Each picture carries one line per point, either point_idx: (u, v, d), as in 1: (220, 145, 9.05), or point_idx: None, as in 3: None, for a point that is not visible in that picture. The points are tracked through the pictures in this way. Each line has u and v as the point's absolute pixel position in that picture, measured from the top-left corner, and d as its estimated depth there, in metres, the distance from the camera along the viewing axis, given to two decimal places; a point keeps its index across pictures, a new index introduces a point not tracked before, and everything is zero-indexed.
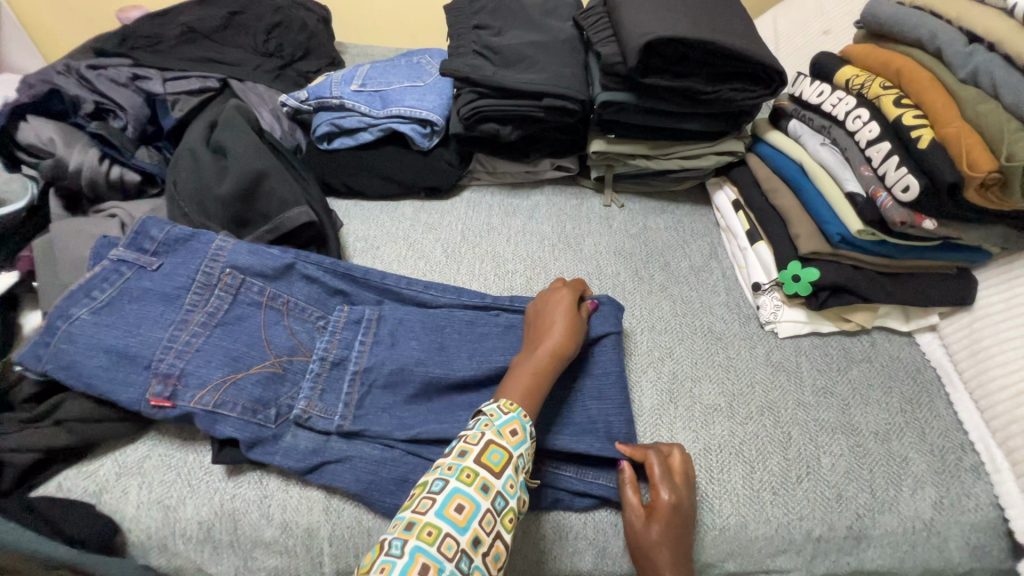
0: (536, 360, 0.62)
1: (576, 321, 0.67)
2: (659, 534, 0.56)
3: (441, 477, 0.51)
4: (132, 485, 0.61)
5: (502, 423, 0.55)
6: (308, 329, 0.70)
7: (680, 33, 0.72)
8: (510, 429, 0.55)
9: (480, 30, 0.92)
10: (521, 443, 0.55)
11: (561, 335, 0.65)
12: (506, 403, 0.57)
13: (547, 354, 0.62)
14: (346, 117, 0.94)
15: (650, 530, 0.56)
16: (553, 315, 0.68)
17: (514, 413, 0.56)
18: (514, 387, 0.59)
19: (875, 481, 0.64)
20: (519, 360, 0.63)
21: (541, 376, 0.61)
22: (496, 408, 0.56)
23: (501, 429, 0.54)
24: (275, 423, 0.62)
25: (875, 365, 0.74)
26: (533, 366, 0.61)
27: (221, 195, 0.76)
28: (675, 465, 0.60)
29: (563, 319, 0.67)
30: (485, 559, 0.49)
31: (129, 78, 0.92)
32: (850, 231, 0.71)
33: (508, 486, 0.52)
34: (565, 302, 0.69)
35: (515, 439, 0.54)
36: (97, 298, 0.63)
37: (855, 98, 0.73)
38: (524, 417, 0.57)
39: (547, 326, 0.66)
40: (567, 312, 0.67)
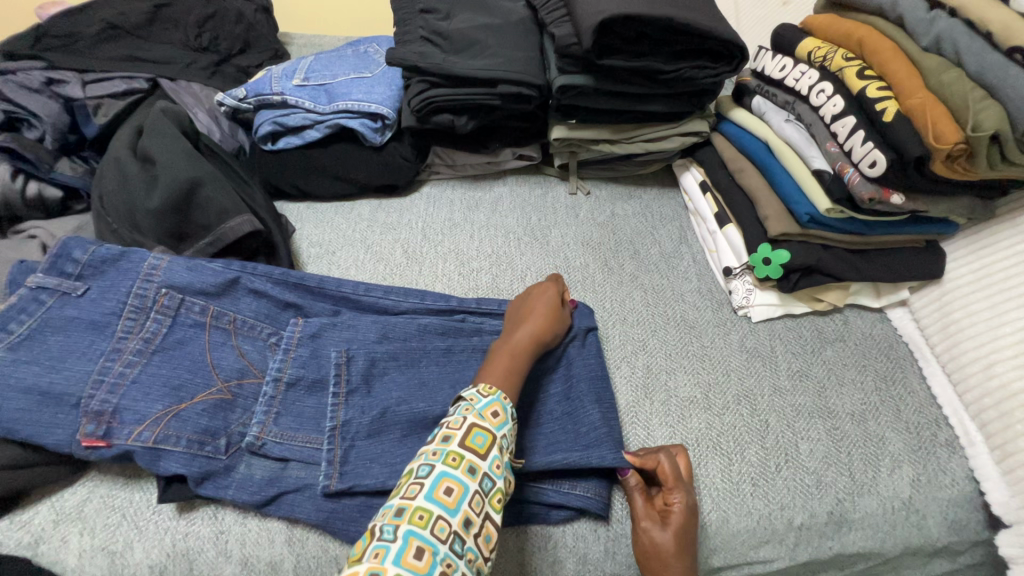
0: (516, 345, 0.61)
1: (558, 311, 0.67)
2: (670, 542, 0.54)
3: (428, 461, 0.48)
4: (72, 532, 0.56)
5: (483, 406, 0.52)
6: (259, 347, 0.66)
7: (635, 10, 0.68)
8: (492, 411, 0.53)
9: (427, 14, 0.86)
10: (503, 425, 0.53)
11: (543, 324, 0.64)
12: (486, 387, 0.55)
13: (528, 340, 0.62)
14: (290, 114, 0.88)
15: (659, 538, 0.55)
16: (535, 304, 0.67)
17: (494, 395, 0.54)
18: (493, 370, 0.58)
19: (854, 463, 0.63)
20: (498, 342, 0.62)
21: (520, 362, 0.60)
22: (475, 392, 0.54)
23: (482, 412, 0.52)
24: (227, 454, 0.58)
25: (849, 344, 0.73)
26: (512, 352, 0.60)
27: (152, 208, 0.70)
28: (685, 469, 0.59)
29: (546, 308, 0.66)
30: (477, 540, 0.46)
31: (43, 83, 0.84)
32: (818, 210, 0.69)
33: (495, 466, 0.50)
34: (550, 293, 0.68)
35: (497, 420, 0.52)
36: (13, 332, 0.57)
37: (818, 71, 0.71)
38: (505, 400, 0.55)
39: (528, 314, 0.65)
40: (552, 301, 0.67)
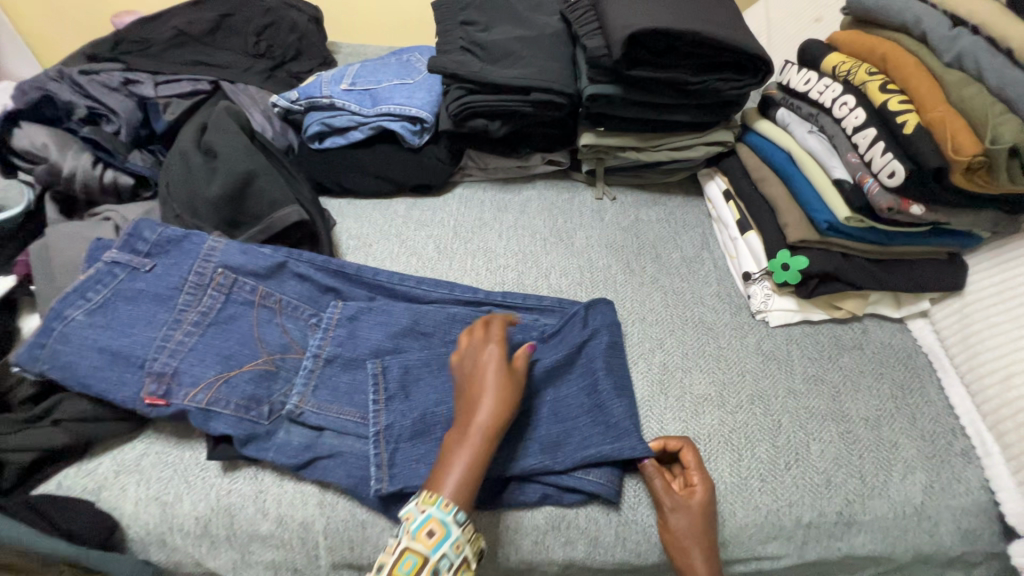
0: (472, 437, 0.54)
1: (512, 391, 0.58)
2: (692, 527, 0.58)
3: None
4: (131, 482, 0.63)
5: (417, 526, 0.50)
6: (300, 327, 0.71)
7: (663, 24, 0.72)
8: (428, 530, 0.50)
9: (467, 26, 0.92)
10: (443, 542, 0.50)
11: (501, 403, 0.56)
12: (424, 500, 0.52)
13: (476, 428, 0.55)
14: (336, 116, 0.95)
15: (684, 524, 0.58)
16: (477, 379, 0.58)
17: (433, 507, 0.51)
18: (445, 474, 0.53)
19: (865, 467, 0.64)
20: (450, 433, 0.56)
21: (478, 461, 0.54)
22: (412, 509, 0.52)
23: (416, 533, 0.50)
24: (268, 419, 0.63)
25: (866, 352, 0.74)
26: (468, 445, 0.54)
27: (212, 196, 0.77)
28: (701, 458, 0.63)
29: (493, 386, 0.57)
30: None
31: (121, 83, 0.93)
32: (838, 218, 0.71)
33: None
34: (491, 363, 0.59)
35: (432, 541, 0.50)
36: (91, 299, 0.64)
37: (841, 84, 0.73)
38: (450, 509, 0.51)
39: (474, 393, 0.57)
40: (496, 373, 0.58)
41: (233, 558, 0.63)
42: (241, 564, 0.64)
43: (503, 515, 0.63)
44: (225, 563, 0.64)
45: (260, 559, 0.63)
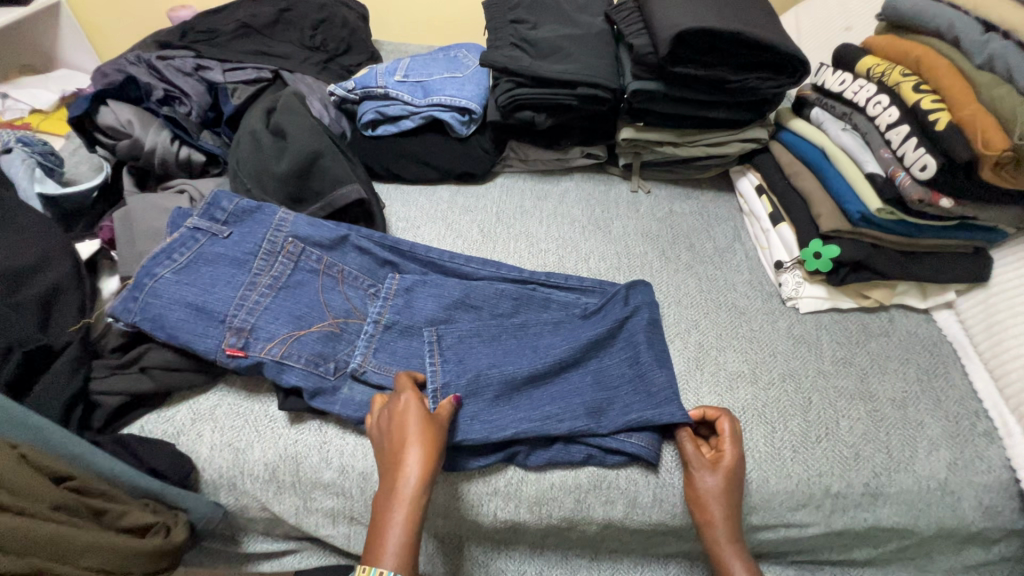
0: (399, 502, 0.54)
1: (436, 435, 0.59)
2: (718, 488, 0.62)
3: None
4: (206, 429, 0.68)
5: None
6: (361, 295, 0.76)
7: (709, 24, 0.77)
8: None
9: (517, 24, 0.98)
10: None
11: (427, 460, 0.56)
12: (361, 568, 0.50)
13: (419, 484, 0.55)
14: (390, 105, 1.00)
15: (711, 485, 0.62)
16: (398, 435, 0.58)
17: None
18: (386, 536, 0.53)
19: (892, 442, 0.67)
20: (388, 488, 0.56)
21: (414, 520, 0.54)
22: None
23: None
24: (334, 375, 0.68)
25: (893, 339, 0.78)
26: (399, 509, 0.54)
27: (280, 172, 0.83)
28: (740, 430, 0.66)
29: (415, 432, 0.57)
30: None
31: (193, 68, 1.00)
32: (869, 209, 0.75)
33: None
34: (412, 416, 0.59)
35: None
36: (177, 260, 0.70)
37: (876, 85, 0.77)
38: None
39: (395, 450, 0.57)
40: (417, 424, 0.58)
41: (296, 503, 0.68)
42: (302, 510, 0.69)
43: (549, 473, 0.67)
44: (288, 508, 0.69)
45: (321, 505, 0.68)
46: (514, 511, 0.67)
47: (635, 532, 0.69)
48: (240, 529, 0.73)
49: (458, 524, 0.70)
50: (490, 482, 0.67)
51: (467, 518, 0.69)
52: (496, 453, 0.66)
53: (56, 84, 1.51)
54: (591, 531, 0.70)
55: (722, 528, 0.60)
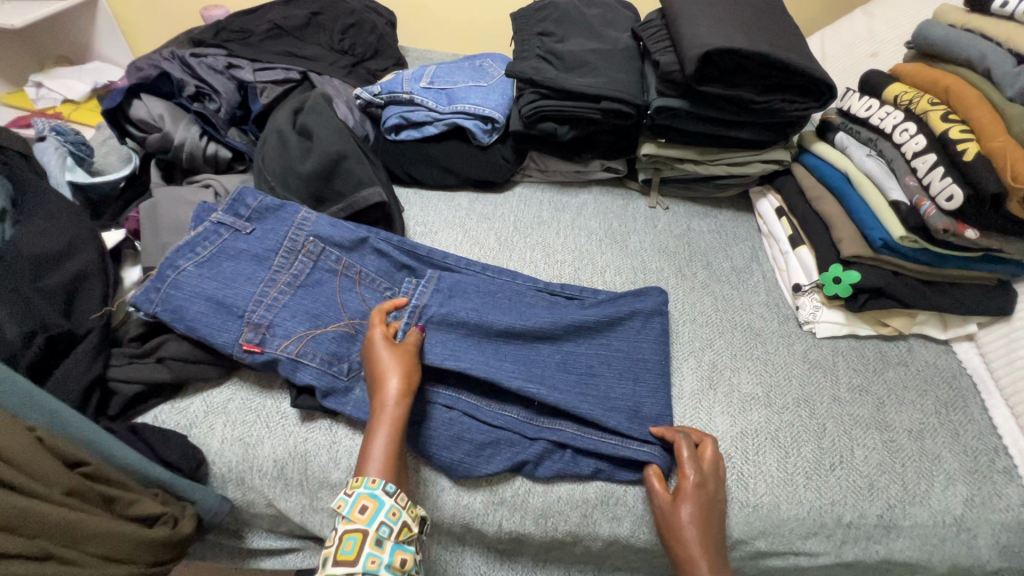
0: (382, 421, 0.59)
1: (408, 359, 0.64)
2: (693, 521, 0.59)
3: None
4: (218, 422, 0.69)
5: (350, 507, 0.52)
6: (377, 297, 0.77)
7: (736, 45, 0.77)
8: (360, 508, 0.52)
9: (544, 37, 0.99)
10: (375, 515, 0.52)
11: (399, 378, 0.61)
12: (352, 483, 0.54)
13: (395, 401, 0.60)
14: (414, 111, 1.01)
15: (687, 518, 0.59)
16: (377, 367, 0.63)
17: (361, 487, 0.54)
18: (372, 451, 0.57)
19: (908, 474, 0.66)
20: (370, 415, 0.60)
21: (395, 432, 0.58)
22: (341, 496, 0.53)
23: (349, 513, 0.52)
24: (347, 376, 0.68)
25: (911, 369, 0.76)
26: (383, 427, 0.58)
27: (304, 172, 0.84)
28: (714, 457, 0.64)
29: (389, 360, 0.63)
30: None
31: (225, 66, 1.02)
32: (892, 237, 0.74)
33: (371, 563, 0.49)
34: (387, 349, 0.64)
35: (367, 515, 0.52)
36: (199, 254, 0.71)
37: (903, 113, 0.77)
38: (373, 485, 0.54)
39: (375, 379, 0.62)
40: (390, 350, 0.64)
41: (302, 502, 0.68)
42: (308, 509, 0.69)
43: (556, 486, 0.67)
44: (294, 507, 0.69)
45: (326, 506, 0.68)
46: (519, 523, 0.67)
47: (640, 551, 0.68)
48: (244, 524, 0.73)
49: (462, 532, 0.69)
50: (496, 491, 0.67)
51: (471, 528, 0.68)
52: (505, 462, 0.66)
53: (88, 77, 1.54)
54: (596, 547, 0.69)
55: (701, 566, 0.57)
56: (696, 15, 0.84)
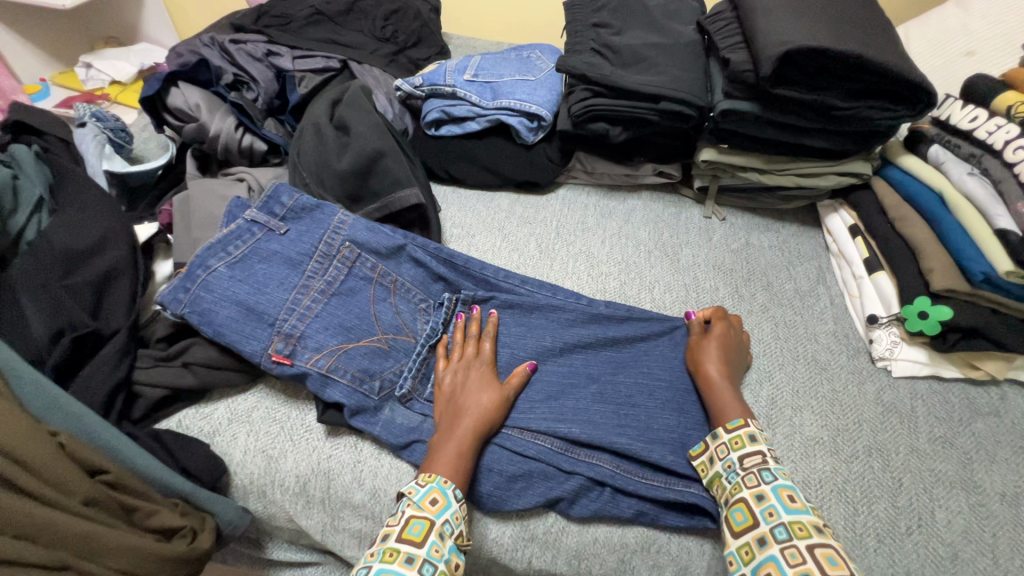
0: (460, 433, 0.59)
1: (505, 390, 0.64)
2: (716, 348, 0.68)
3: (366, 564, 0.49)
4: (241, 432, 0.66)
5: (421, 496, 0.54)
6: (411, 309, 0.73)
7: (823, 44, 0.68)
8: (431, 499, 0.54)
9: (600, 28, 0.91)
10: (445, 510, 0.53)
11: (488, 407, 0.62)
12: (425, 475, 0.55)
13: (474, 421, 0.60)
14: (456, 105, 0.95)
15: (711, 345, 0.68)
16: (469, 388, 0.64)
17: (434, 481, 0.55)
18: (442, 458, 0.57)
19: (1000, 548, 0.58)
20: (443, 428, 0.61)
21: (467, 450, 0.58)
22: (414, 484, 0.55)
23: (420, 502, 0.53)
24: (378, 395, 0.65)
25: (1004, 422, 0.67)
26: (459, 440, 0.59)
27: (341, 170, 0.80)
28: (737, 322, 0.74)
29: (481, 386, 0.64)
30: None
31: (264, 54, 0.99)
32: (997, 271, 0.64)
33: (434, 551, 0.50)
34: (484, 380, 0.65)
35: (436, 507, 0.53)
36: (231, 253, 0.68)
37: (1018, 126, 0.67)
38: (446, 484, 0.55)
39: (462, 399, 0.62)
40: (487, 376, 0.65)
41: (323, 521, 0.65)
42: (329, 528, 0.65)
43: (593, 527, 0.62)
44: (315, 524, 0.66)
45: (348, 526, 0.65)
46: (549, 563, 0.62)
47: None
48: (265, 535, 0.71)
49: (488, 566, 0.64)
50: (528, 527, 0.62)
51: (497, 563, 0.64)
52: (538, 498, 0.60)
53: (135, 57, 1.54)
54: None
55: (718, 365, 0.66)
56: (775, 8, 0.75)
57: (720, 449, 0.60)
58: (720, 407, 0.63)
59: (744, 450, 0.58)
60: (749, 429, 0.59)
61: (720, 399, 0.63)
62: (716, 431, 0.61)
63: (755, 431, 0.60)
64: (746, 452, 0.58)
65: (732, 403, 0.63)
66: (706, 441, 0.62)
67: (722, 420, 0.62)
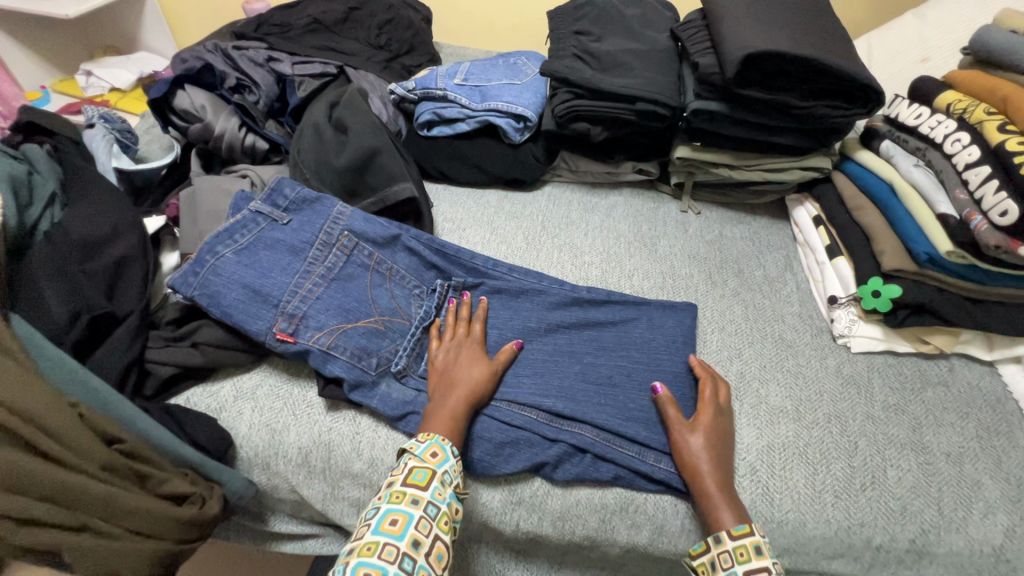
0: (453, 401, 0.64)
1: (492, 366, 0.69)
2: (697, 442, 0.63)
3: (375, 506, 0.54)
4: (246, 408, 0.71)
5: (423, 449, 0.58)
6: (406, 294, 0.78)
7: (781, 48, 0.75)
8: (431, 452, 0.58)
9: (581, 36, 0.98)
10: (445, 461, 0.58)
11: (477, 379, 0.67)
12: (424, 434, 0.60)
13: (465, 391, 0.65)
14: (447, 107, 1.01)
15: (695, 442, 0.63)
16: (460, 363, 0.69)
17: (432, 438, 0.60)
18: (438, 422, 0.62)
19: (944, 500, 0.64)
20: (436, 398, 0.65)
21: (460, 415, 0.63)
22: (415, 441, 0.60)
23: (422, 454, 0.58)
24: (375, 371, 0.69)
25: (951, 390, 0.73)
26: (452, 406, 0.64)
27: (340, 166, 0.85)
28: (721, 401, 0.69)
29: (472, 362, 0.69)
30: (428, 559, 0.51)
31: (265, 60, 1.05)
32: (938, 251, 0.71)
33: (437, 495, 0.55)
34: (475, 355, 0.70)
35: (437, 459, 0.58)
36: (238, 241, 0.73)
37: (956, 122, 0.74)
38: (445, 441, 0.60)
39: (455, 372, 0.68)
40: (477, 354, 0.70)
41: (324, 490, 0.70)
42: (330, 497, 0.70)
43: (575, 489, 0.66)
44: (316, 494, 0.70)
45: (347, 495, 0.69)
46: (535, 524, 0.66)
47: (659, 561, 0.67)
48: (268, 509, 0.75)
49: (479, 530, 0.69)
50: (516, 491, 0.67)
51: (486, 526, 0.68)
52: (525, 463, 0.65)
53: (133, 65, 1.59)
54: (613, 554, 0.68)
55: (711, 470, 0.61)
56: (740, 16, 0.82)
57: (724, 557, 0.55)
58: (715, 516, 0.58)
59: (750, 564, 0.54)
60: (755, 538, 0.55)
61: (715, 506, 0.59)
62: (720, 535, 0.56)
63: (761, 540, 0.55)
64: (753, 568, 0.53)
65: (726, 506, 0.59)
66: (707, 542, 0.57)
67: (722, 525, 0.57)
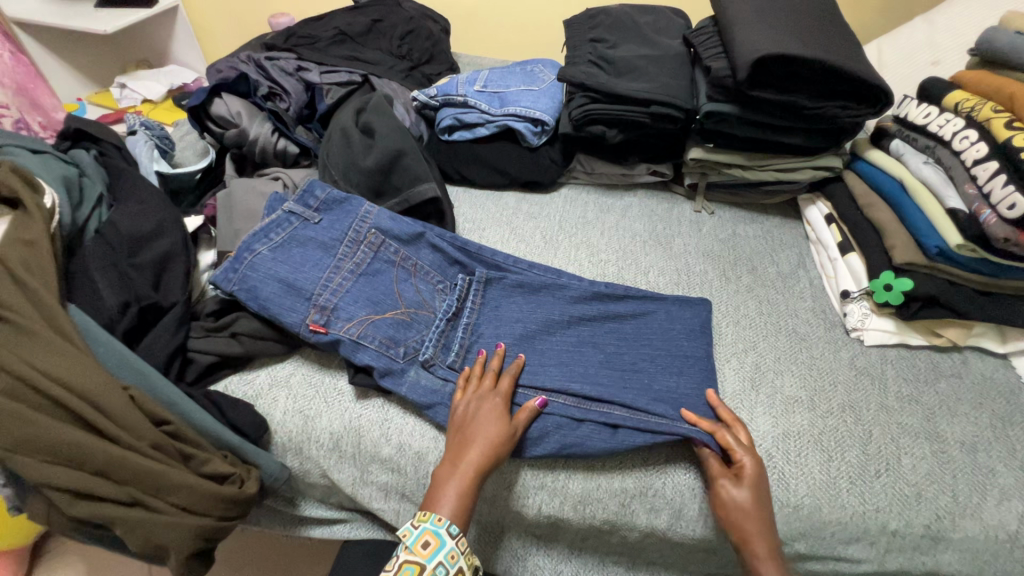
0: (464, 469, 0.61)
1: (511, 430, 0.65)
2: (744, 496, 0.61)
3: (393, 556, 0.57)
4: (281, 395, 0.74)
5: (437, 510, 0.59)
6: (430, 288, 0.81)
7: (791, 51, 0.78)
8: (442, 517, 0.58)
9: (596, 43, 1.02)
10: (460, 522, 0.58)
11: (492, 445, 0.63)
12: (419, 517, 0.59)
13: (477, 459, 0.62)
14: (468, 113, 1.05)
15: (739, 494, 0.61)
16: (478, 422, 0.65)
17: (427, 524, 0.58)
18: (442, 498, 0.60)
19: (958, 487, 0.65)
20: (448, 461, 0.63)
21: (468, 488, 0.61)
22: (408, 526, 0.58)
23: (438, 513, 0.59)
24: (403, 359, 0.73)
25: (964, 381, 0.75)
26: (462, 473, 0.61)
27: (366, 167, 0.90)
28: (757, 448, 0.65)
29: (489, 423, 0.65)
30: None
31: (295, 69, 1.10)
32: (948, 244, 0.73)
33: (450, 556, 0.57)
34: (496, 413, 0.66)
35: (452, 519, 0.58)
36: (273, 239, 0.77)
37: (963, 119, 0.76)
38: (439, 526, 0.58)
39: (472, 431, 0.65)
40: (497, 415, 0.66)
41: (354, 474, 0.73)
42: (359, 481, 0.73)
43: (596, 474, 0.69)
44: (346, 478, 0.73)
45: (375, 479, 0.73)
46: (557, 507, 0.69)
47: (677, 546, 0.69)
48: (299, 493, 0.78)
49: (502, 514, 0.71)
50: (539, 476, 0.69)
51: (509, 510, 0.71)
52: (548, 449, 0.68)
53: (165, 78, 1.67)
54: (633, 538, 0.70)
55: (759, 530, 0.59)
56: (750, 21, 0.85)
57: None
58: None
59: None
60: None
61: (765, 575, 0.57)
62: None
63: None
64: None
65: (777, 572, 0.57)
66: None
67: None
